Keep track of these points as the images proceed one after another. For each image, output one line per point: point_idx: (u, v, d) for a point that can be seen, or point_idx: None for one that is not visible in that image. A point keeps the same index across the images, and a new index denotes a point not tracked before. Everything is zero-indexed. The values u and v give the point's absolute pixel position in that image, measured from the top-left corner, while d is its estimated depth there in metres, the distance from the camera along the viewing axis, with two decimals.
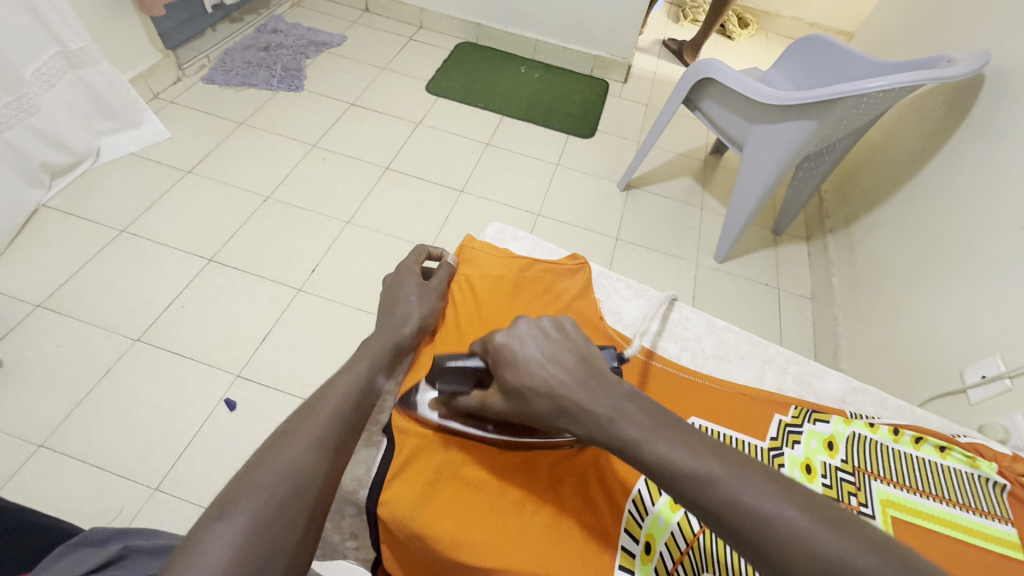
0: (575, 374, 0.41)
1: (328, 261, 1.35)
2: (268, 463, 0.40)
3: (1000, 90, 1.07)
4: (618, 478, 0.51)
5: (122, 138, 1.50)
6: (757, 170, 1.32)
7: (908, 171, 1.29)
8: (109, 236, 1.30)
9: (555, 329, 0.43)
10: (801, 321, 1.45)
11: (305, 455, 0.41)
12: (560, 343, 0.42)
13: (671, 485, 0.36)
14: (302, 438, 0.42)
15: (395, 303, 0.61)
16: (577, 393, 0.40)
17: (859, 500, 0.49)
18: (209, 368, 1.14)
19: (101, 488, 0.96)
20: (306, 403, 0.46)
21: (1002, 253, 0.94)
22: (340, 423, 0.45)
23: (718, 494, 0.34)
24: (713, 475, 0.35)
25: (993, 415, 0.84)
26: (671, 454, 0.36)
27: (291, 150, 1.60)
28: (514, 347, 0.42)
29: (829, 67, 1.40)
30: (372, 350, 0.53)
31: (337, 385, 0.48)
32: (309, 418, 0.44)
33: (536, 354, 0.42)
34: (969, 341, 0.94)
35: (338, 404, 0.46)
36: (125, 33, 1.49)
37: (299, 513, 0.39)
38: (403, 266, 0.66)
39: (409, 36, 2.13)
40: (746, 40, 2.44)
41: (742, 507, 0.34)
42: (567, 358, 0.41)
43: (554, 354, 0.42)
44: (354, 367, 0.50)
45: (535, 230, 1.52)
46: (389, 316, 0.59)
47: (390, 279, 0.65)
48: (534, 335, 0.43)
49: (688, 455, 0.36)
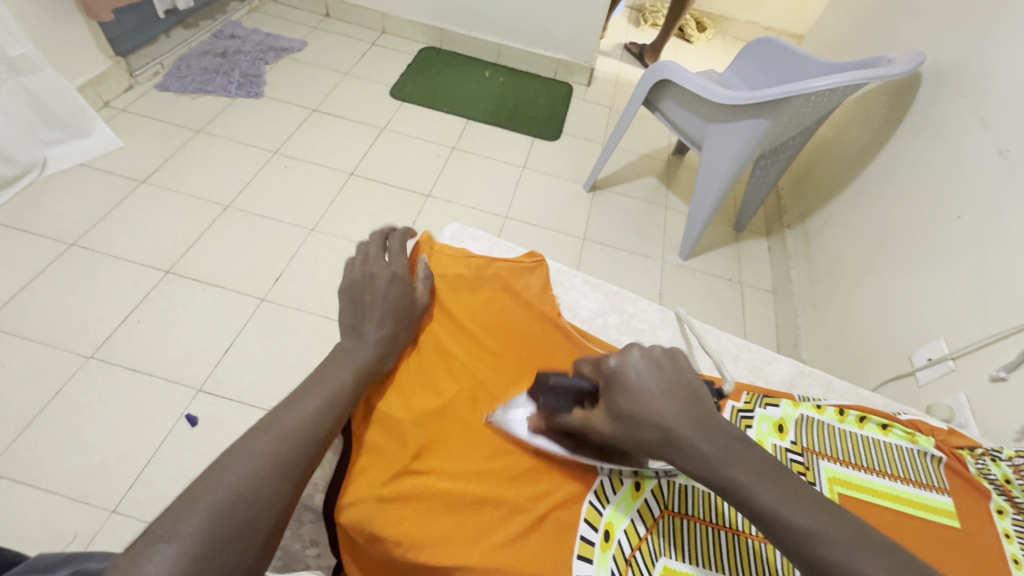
0: (688, 409, 0.40)
1: (293, 269, 1.33)
2: (223, 479, 0.39)
3: (936, 88, 1.14)
4: (579, 473, 0.51)
5: (70, 149, 1.44)
6: (716, 168, 1.36)
7: (858, 166, 1.35)
8: (57, 250, 1.25)
9: (668, 360, 0.44)
10: (764, 314, 1.49)
11: (264, 471, 0.40)
12: (672, 373, 0.43)
13: (786, 540, 0.35)
14: (258, 453, 0.41)
15: (377, 316, 0.55)
16: (688, 428, 0.40)
17: (808, 478, 0.51)
18: (169, 383, 1.10)
19: (52, 514, 0.92)
20: (264, 418, 0.45)
21: (943, 240, 0.99)
22: (302, 440, 0.44)
23: (828, 556, 0.34)
24: (826, 534, 0.35)
25: (940, 395, 0.88)
26: (777, 508, 0.36)
27: (251, 158, 1.57)
28: (630, 374, 0.43)
29: (781, 68, 1.46)
30: (338, 359, 0.52)
31: (300, 402, 0.47)
32: (266, 433, 0.43)
33: (653, 388, 0.42)
34: (916, 326, 0.99)
35: (299, 421, 0.45)
36: (72, 39, 1.44)
37: (256, 531, 0.38)
38: (372, 249, 0.61)
39: (372, 41, 2.11)
40: (703, 43, 2.51)
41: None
42: (683, 391, 0.42)
43: (673, 390, 0.42)
44: (327, 380, 0.49)
45: (503, 232, 1.53)
46: (368, 334, 0.54)
47: (371, 274, 0.58)
48: (650, 366, 0.43)
49: (795, 511, 0.36)
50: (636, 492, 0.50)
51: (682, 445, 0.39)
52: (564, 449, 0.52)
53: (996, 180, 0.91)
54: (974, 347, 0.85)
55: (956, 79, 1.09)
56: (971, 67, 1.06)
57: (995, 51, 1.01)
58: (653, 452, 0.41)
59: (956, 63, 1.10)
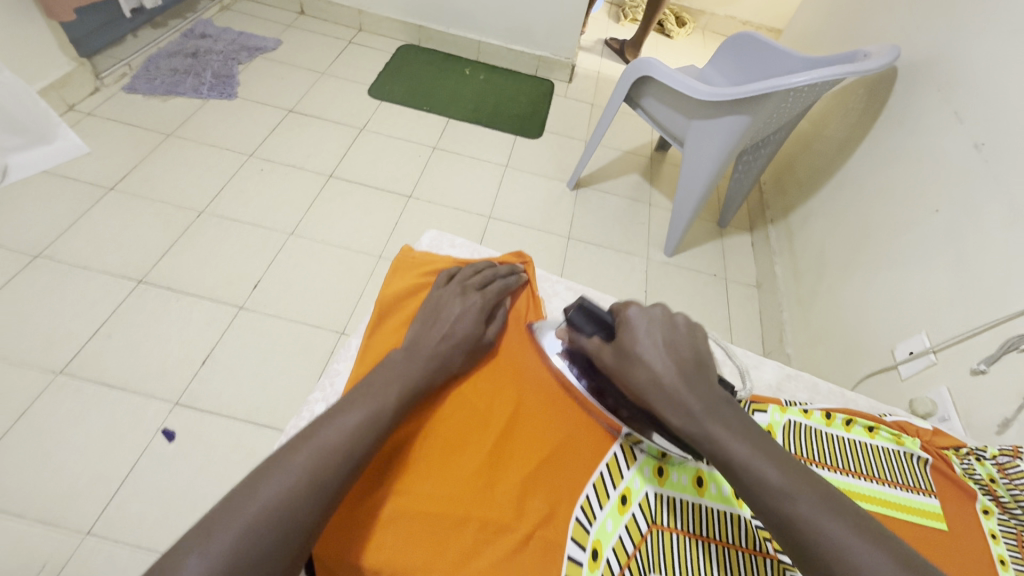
0: (688, 368, 0.46)
1: (272, 276, 1.29)
2: (257, 496, 0.38)
3: (912, 82, 1.15)
4: (566, 492, 0.51)
5: (33, 156, 1.39)
6: (698, 165, 1.36)
7: (837, 160, 1.36)
8: (22, 262, 1.20)
9: (681, 327, 0.49)
10: (749, 309, 1.50)
11: (299, 491, 0.39)
12: (682, 335, 0.48)
13: (758, 494, 0.38)
14: (295, 468, 0.40)
15: (445, 347, 0.57)
16: (679, 381, 0.44)
17: None
18: (143, 399, 1.06)
19: (22, 540, 0.88)
20: (306, 427, 0.44)
21: (922, 235, 1.00)
22: (339, 460, 0.42)
23: (797, 514, 0.37)
24: (801, 498, 0.37)
25: (921, 389, 0.89)
26: (755, 464, 0.39)
27: (226, 161, 1.53)
28: (643, 324, 0.49)
29: (760, 62, 1.46)
30: (382, 371, 0.52)
31: (344, 417, 0.45)
32: (305, 448, 0.42)
33: (658, 337, 0.47)
34: (897, 320, 1.00)
35: (341, 438, 0.43)
36: (31, 41, 1.38)
37: (276, 564, 0.37)
38: (448, 293, 0.63)
39: (348, 39, 2.07)
40: (683, 38, 2.52)
41: (823, 534, 0.36)
42: (686, 352, 0.47)
43: (672, 343, 0.47)
44: (361, 406, 0.46)
45: (486, 233, 1.51)
46: (423, 360, 0.54)
47: (448, 312, 0.60)
48: (663, 325, 0.49)
49: (775, 470, 0.39)
50: (623, 507, 0.50)
51: (662, 388, 0.45)
52: (552, 467, 0.53)
53: (973, 172, 0.92)
54: (956, 340, 0.85)
55: (932, 73, 1.10)
56: (945, 61, 1.07)
57: (971, 44, 1.01)
58: (638, 389, 0.46)
59: (932, 56, 1.11)
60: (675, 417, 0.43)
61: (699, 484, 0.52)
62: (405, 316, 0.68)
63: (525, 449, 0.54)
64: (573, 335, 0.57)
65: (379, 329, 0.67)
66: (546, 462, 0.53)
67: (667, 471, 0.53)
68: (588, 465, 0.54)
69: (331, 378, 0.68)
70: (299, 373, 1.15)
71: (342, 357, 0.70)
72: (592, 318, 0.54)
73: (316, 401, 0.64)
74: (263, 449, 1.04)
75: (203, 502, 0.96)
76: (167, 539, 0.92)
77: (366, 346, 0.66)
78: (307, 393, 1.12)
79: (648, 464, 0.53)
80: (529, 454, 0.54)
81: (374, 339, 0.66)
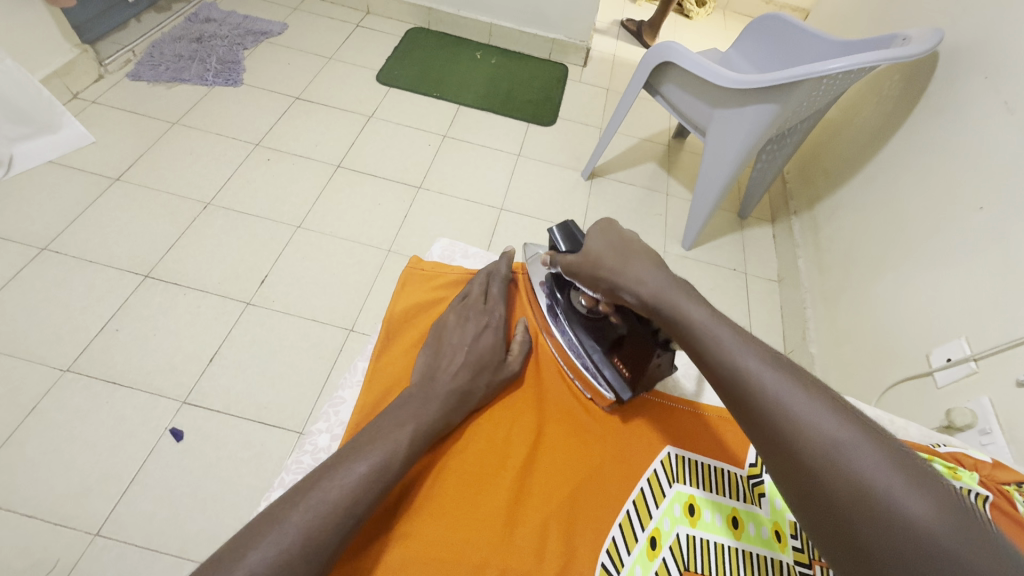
0: (645, 255, 0.55)
1: (279, 270, 1.26)
2: (245, 561, 0.42)
3: (955, 68, 1.07)
4: (591, 537, 0.54)
5: (37, 146, 1.36)
6: (721, 156, 1.29)
7: (869, 151, 1.28)
8: (28, 255, 1.19)
9: (623, 234, 0.59)
10: (770, 305, 1.44)
11: (291, 552, 0.43)
12: (631, 239, 0.58)
13: (715, 355, 0.43)
14: (291, 527, 0.44)
15: (448, 371, 0.64)
16: (646, 272, 0.53)
17: None
18: (151, 397, 1.05)
19: (32, 540, 0.88)
20: (307, 479, 0.48)
21: (965, 234, 0.93)
22: (339, 517, 0.46)
23: (745, 368, 0.40)
24: (751, 364, 0.40)
25: (959, 399, 0.84)
26: (710, 327, 0.45)
27: (232, 151, 1.49)
28: (601, 236, 0.61)
29: (789, 48, 1.38)
30: (401, 408, 0.58)
31: (347, 468, 0.49)
32: (302, 504, 0.46)
33: (609, 242, 0.59)
34: (935, 325, 0.94)
35: (340, 493, 0.48)
36: (31, 26, 1.34)
37: None
38: (453, 318, 0.72)
39: (357, 22, 2.01)
40: (703, 19, 2.42)
41: (762, 384, 0.39)
42: (633, 248, 0.57)
43: (633, 242, 0.58)
44: (367, 456, 0.51)
45: (499, 225, 1.46)
46: (432, 391, 0.61)
47: (455, 337, 0.69)
48: (610, 238, 0.60)
49: (725, 329, 0.44)
50: (652, 552, 0.52)
51: (626, 269, 0.54)
52: (574, 503, 0.57)
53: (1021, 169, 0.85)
54: (999, 349, 0.80)
55: (979, 58, 1.02)
56: (995, 45, 0.99)
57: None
58: (604, 277, 0.58)
59: (979, 40, 1.03)
60: (642, 289, 0.52)
61: (735, 526, 0.54)
62: (413, 336, 0.76)
63: (547, 483, 0.59)
64: (552, 253, 0.74)
65: (388, 348, 0.75)
66: (568, 499, 0.57)
67: (698, 510, 0.55)
68: (612, 506, 0.56)
69: (335, 406, 0.73)
70: (305, 372, 1.12)
71: (347, 384, 0.75)
72: (568, 238, 0.70)
73: (320, 432, 0.70)
74: (271, 449, 1.01)
75: (210, 503, 0.95)
76: (175, 541, 0.90)
77: (377, 365, 0.72)
78: (315, 390, 1.10)
79: (678, 502, 0.55)
80: (551, 490, 0.58)
81: (381, 362, 0.73)
